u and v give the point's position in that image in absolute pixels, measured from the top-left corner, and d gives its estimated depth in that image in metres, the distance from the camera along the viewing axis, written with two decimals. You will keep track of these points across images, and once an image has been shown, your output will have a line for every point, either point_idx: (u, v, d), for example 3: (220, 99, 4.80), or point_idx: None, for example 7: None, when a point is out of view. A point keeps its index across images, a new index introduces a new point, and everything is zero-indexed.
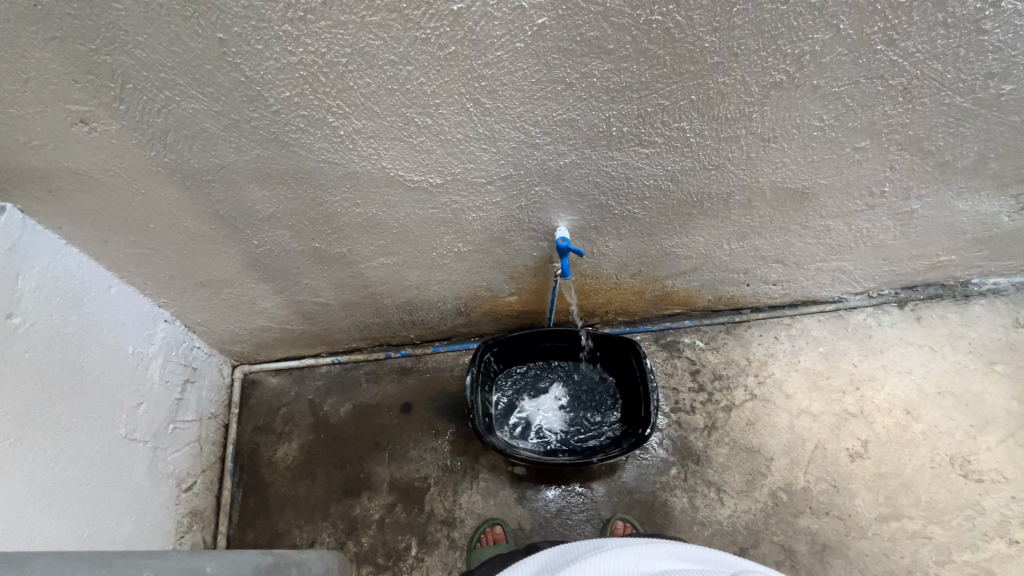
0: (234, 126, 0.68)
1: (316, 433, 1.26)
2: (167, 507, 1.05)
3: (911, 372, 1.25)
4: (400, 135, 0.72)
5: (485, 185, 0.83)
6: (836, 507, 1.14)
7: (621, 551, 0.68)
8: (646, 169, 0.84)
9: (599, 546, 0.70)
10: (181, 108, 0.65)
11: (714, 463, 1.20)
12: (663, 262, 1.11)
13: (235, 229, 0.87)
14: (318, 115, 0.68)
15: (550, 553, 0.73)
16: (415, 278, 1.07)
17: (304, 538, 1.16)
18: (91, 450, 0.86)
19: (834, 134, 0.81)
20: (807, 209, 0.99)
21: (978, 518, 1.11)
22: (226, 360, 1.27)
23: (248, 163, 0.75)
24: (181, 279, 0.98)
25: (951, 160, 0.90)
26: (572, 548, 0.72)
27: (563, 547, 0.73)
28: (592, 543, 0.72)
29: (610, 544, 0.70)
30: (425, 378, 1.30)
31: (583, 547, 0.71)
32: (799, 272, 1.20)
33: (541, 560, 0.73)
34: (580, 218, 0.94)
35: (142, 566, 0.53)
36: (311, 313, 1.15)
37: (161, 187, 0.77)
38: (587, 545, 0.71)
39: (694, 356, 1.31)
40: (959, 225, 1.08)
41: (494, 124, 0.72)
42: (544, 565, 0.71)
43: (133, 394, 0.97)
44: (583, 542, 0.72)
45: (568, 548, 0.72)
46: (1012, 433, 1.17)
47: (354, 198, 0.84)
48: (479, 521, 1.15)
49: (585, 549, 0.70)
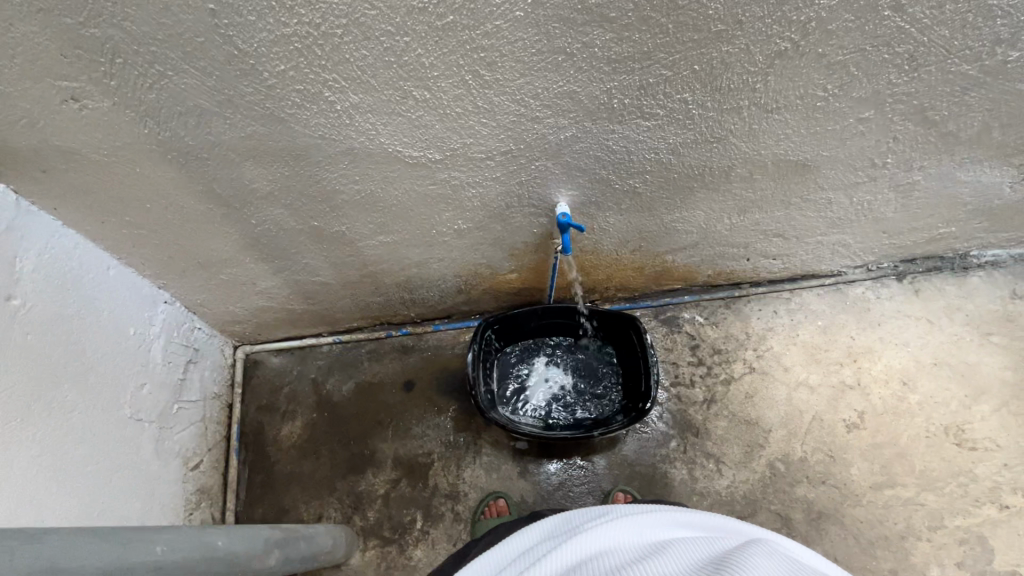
0: (229, 102, 0.67)
1: (319, 411, 1.27)
2: (175, 485, 1.06)
3: (908, 344, 1.26)
4: (398, 109, 0.71)
5: (485, 160, 0.82)
6: (832, 476, 1.17)
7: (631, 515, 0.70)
8: (648, 142, 0.83)
9: (607, 512, 0.72)
10: (174, 84, 0.64)
11: (713, 436, 1.22)
12: (664, 237, 1.10)
13: (232, 208, 0.86)
14: (314, 89, 0.67)
15: (558, 518, 0.74)
16: (415, 256, 1.07)
17: (311, 513, 1.18)
18: (98, 430, 0.87)
19: (838, 105, 0.80)
20: (808, 181, 0.98)
21: (970, 485, 1.13)
22: (228, 340, 1.28)
23: (243, 139, 0.73)
24: (179, 259, 0.97)
25: (954, 131, 0.90)
26: (579, 514, 0.73)
27: (569, 513, 0.74)
28: (600, 510, 0.73)
29: (618, 510, 0.72)
30: (426, 356, 1.30)
31: (592, 512, 0.73)
32: (799, 246, 1.20)
33: (549, 525, 0.73)
34: (581, 193, 0.93)
35: (156, 539, 0.53)
36: (311, 293, 1.14)
37: (156, 165, 0.76)
38: (596, 511, 0.73)
39: (693, 331, 1.31)
40: (961, 197, 1.07)
41: (494, 97, 0.71)
42: (553, 530, 0.72)
43: (137, 375, 0.98)
44: (591, 509, 0.74)
45: (577, 513, 0.74)
46: (1006, 402, 1.19)
47: (353, 175, 0.83)
48: (483, 495, 1.17)
49: (594, 514, 0.72)
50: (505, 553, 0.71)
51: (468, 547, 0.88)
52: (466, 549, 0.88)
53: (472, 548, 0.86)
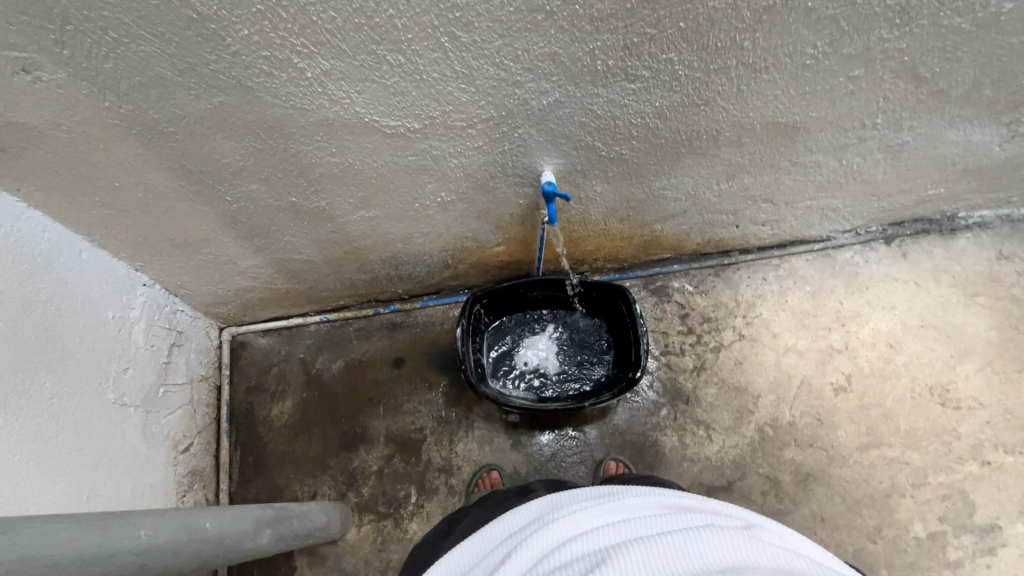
0: (192, 71, 0.64)
1: (309, 390, 1.27)
2: (166, 468, 1.06)
3: (895, 307, 1.27)
4: (372, 75, 0.68)
5: (465, 129, 0.80)
6: (820, 438, 1.18)
7: (640, 499, 0.61)
8: (634, 106, 0.81)
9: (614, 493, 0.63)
10: (131, 52, 0.60)
11: (703, 403, 1.23)
12: (652, 205, 1.08)
13: (206, 185, 0.83)
14: (282, 55, 0.63)
15: (559, 493, 0.66)
16: (399, 231, 1.05)
17: (305, 491, 1.19)
18: (80, 417, 0.86)
19: (828, 62, 0.78)
20: (797, 144, 0.96)
21: (954, 443, 1.15)
22: (212, 322, 1.26)
23: (212, 112, 0.70)
24: (154, 239, 0.94)
25: (945, 88, 0.88)
26: (580, 491, 0.65)
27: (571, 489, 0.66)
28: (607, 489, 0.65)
29: (625, 491, 0.63)
30: (416, 332, 1.29)
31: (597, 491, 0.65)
32: (788, 212, 1.19)
33: (547, 497, 0.65)
34: (566, 161, 0.91)
35: (140, 523, 0.53)
36: (295, 271, 1.12)
37: (120, 140, 0.72)
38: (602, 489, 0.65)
39: (683, 300, 1.31)
40: (950, 157, 1.06)
41: (472, 60, 0.68)
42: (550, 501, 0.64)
43: (119, 359, 0.96)
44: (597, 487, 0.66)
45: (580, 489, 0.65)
46: (990, 361, 1.20)
47: (329, 147, 0.80)
48: (476, 468, 1.18)
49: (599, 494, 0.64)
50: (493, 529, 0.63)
51: (458, 516, 0.87)
52: (456, 518, 0.87)
53: (462, 518, 0.85)
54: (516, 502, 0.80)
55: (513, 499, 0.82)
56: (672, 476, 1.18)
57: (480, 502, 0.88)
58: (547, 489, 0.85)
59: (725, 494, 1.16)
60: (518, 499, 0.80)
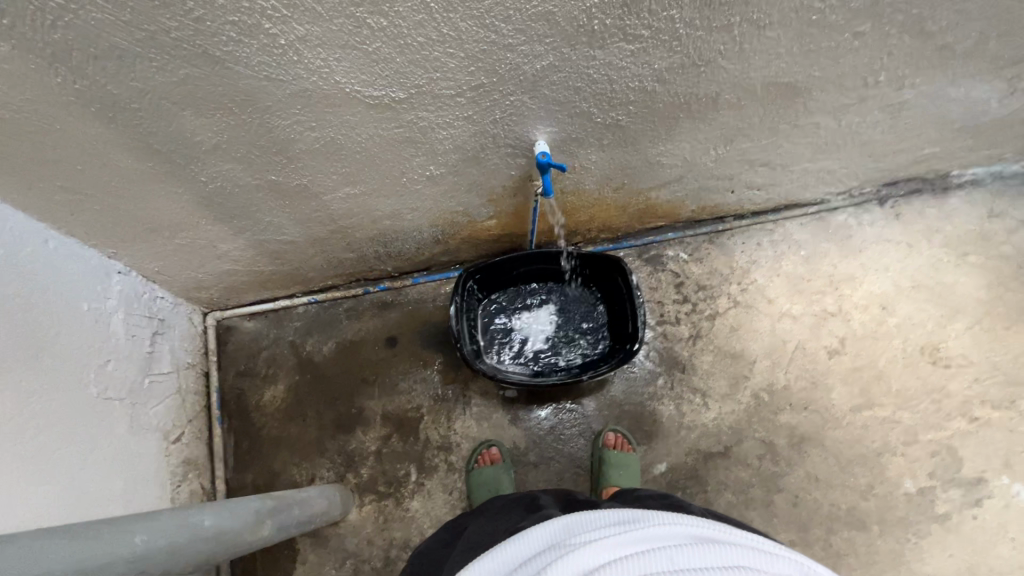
0: (152, 40, 0.58)
1: (301, 373, 1.24)
2: (159, 460, 1.03)
3: (888, 269, 1.26)
4: (352, 41, 0.62)
5: (454, 97, 0.75)
6: (814, 401, 1.20)
7: (663, 530, 0.59)
8: (632, 69, 0.76)
9: (636, 519, 0.61)
10: (81, 21, 0.54)
11: (699, 371, 1.23)
12: (648, 172, 1.05)
13: (176, 164, 0.78)
14: (252, 20, 0.57)
15: (579, 515, 0.64)
16: (386, 208, 1.00)
17: (303, 474, 1.18)
18: (62, 413, 0.82)
19: (835, 17, 0.74)
20: (797, 105, 0.93)
21: (943, 401, 1.18)
22: (195, 308, 1.21)
23: (177, 85, 0.64)
24: (125, 224, 0.88)
25: (950, 43, 0.85)
26: (601, 517, 0.63)
27: (590, 511, 0.64)
28: (629, 514, 0.63)
29: (648, 518, 0.61)
30: (408, 310, 1.26)
31: (619, 517, 0.63)
32: (784, 175, 1.16)
33: (568, 520, 0.63)
34: (560, 129, 0.87)
35: (133, 530, 0.50)
36: (279, 253, 1.08)
37: (79, 120, 0.66)
38: (624, 515, 0.63)
39: (678, 269, 1.29)
40: (949, 115, 1.04)
41: (460, 22, 0.63)
42: (570, 527, 0.62)
43: (99, 352, 0.92)
44: (618, 511, 0.64)
45: (601, 512, 0.64)
46: (980, 319, 1.22)
47: (308, 120, 0.74)
48: (475, 444, 1.18)
49: (621, 520, 0.62)
50: (510, 552, 0.61)
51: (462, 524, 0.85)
52: (461, 526, 0.85)
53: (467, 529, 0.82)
54: (524, 517, 0.76)
55: (522, 512, 0.78)
56: (670, 444, 1.19)
57: (485, 511, 0.85)
58: (557, 506, 0.80)
59: (723, 459, 1.17)
60: (527, 515, 0.76)
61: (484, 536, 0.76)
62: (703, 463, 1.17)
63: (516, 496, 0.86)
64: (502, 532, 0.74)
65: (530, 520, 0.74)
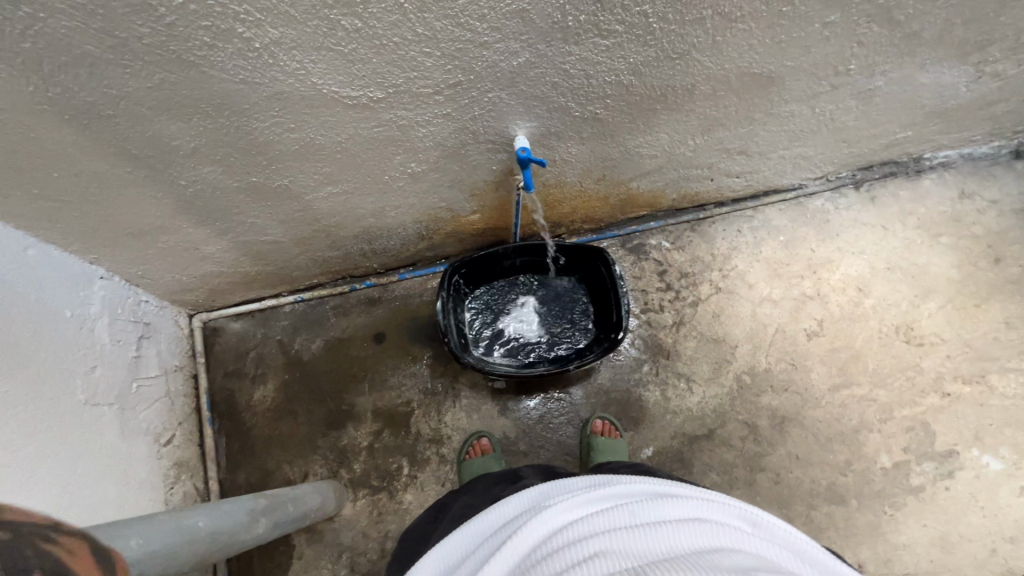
0: (123, 46, 0.57)
1: (290, 372, 1.25)
2: (151, 463, 1.04)
3: (864, 252, 1.30)
4: (327, 42, 0.62)
5: (432, 95, 0.75)
6: (794, 382, 1.23)
7: (628, 488, 0.62)
8: (607, 63, 0.77)
9: (606, 483, 0.64)
10: (51, 29, 0.53)
11: (683, 356, 1.25)
12: (628, 163, 1.06)
13: (155, 169, 0.77)
14: (225, 24, 0.57)
15: (554, 483, 0.67)
16: (369, 205, 1.00)
17: (296, 472, 1.19)
18: (50, 419, 0.82)
19: (804, 8, 0.75)
20: (772, 94, 0.94)
21: (917, 378, 1.22)
22: (180, 310, 1.21)
23: (152, 91, 0.64)
24: (105, 230, 0.88)
25: (917, 31, 0.86)
26: (574, 482, 0.66)
27: (564, 479, 0.67)
28: (600, 479, 0.66)
29: (617, 480, 0.65)
30: (395, 306, 1.27)
31: (589, 481, 0.66)
32: (762, 162, 1.18)
33: (543, 486, 0.66)
34: (539, 124, 0.88)
35: (129, 534, 0.51)
36: (263, 253, 1.08)
37: (53, 128, 0.65)
38: (595, 480, 0.66)
39: (661, 257, 1.31)
40: (919, 100, 1.06)
41: (435, 21, 0.63)
42: (545, 490, 0.65)
43: (85, 358, 0.92)
44: (590, 476, 0.67)
45: (573, 479, 0.67)
46: (952, 299, 1.25)
47: (287, 122, 0.74)
48: (466, 436, 1.19)
49: (591, 483, 0.65)
50: (488, 517, 0.64)
51: (448, 502, 0.87)
52: (447, 504, 0.87)
53: (452, 505, 0.84)
54: (505, 488, 0.79)
55: (502, 485, 0.81)
56: (656, 429, 1.22)
57: (470, 488, 0.87)
58: (537, 476, 0.83)
59: (707, 442, 1.20)
60: (505, 488, 0.79)
61: (470, 508, 0.78)
62: (689, 446, 1.20)
63: (500, 472, 0.89)
64: (486, 502, 0.76)
65: (508, 491, 0.77)
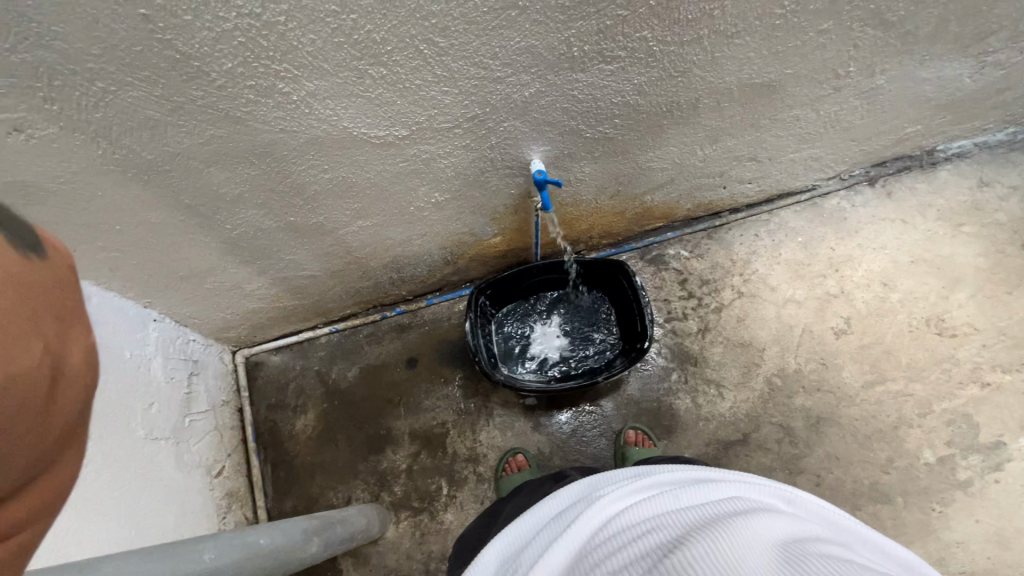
0: (180, 108, 0.65)
1: (329, 400, 1.29)
2: (204, 493, 1.09)
3: (885, 247, 1.30)
4: (356, 90, 0.69)
5: (452, 129, 0.81)
6: (826, 381, 1.23)
7: (671, 476, 0.66)
8: (613, 86, 0.82)
9: (650, 473, 0.67)
10: (119, 99, 0.61)
11: (711, 362, 1.26)
12: (640, 177, 1.10)
13: (205, 216, 0.84)
14: (267, 82, 0.64)
15: (599, 474, 0.70)
16: (397, 236, 1.06)
17: (340, 497, 1.22)
18: (116, 454, 0.88)
19: (797, 20, 0.79)
20: (775, 101, 0.98)
21: (954, 369, 1.20)
22: (224, 347, 1.28)
23: (202, 146, 0.71)
24: (159, 275, 0.95)
25: (913, 30, 0.90)
26: (618, 472, 0.69)
27: (608, 471, 0.70)
28: (642, 469, 0.70)
29: (659, 469, 0.68)
30: (425, 330, 1.32)
31: (632, 471, 0.69)
32: (772, 167, 1.21)
33: (589, 479, 0.69)
34: (552, 148, 0.93)
35: (203, 548, 0.55)
36: (300, 287, 1.14)
37: (118, 185, 0.73)
38: (637, 469, 0.69)
39: (680, 266, 1.34)
40: (924, 95, 1.08)
41: (452, 63, 0.69)
42: (592, 483, 0.68)
43: (144, 396, 0.98)
44: (631, 468, 0.70)
45: (617, 470, 0.69)
46: (982, 287, 1.24)
47: (322, 164, 0.81)
48: (502, 453, 1.22)
49: (635, 473, 0.68)
50: (541, 509, 0.67)
51: (491, 512, 0.89)
52: (490, 513, 0.89)
53: (494, 514, 0.86)
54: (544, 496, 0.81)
55: (541, 489, 0.83)
56: (690, 436, 1.22)
57: (511, 495, 0.89)
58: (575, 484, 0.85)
59: (743, 446, 1.20)
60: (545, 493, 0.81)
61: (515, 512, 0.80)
62: (724, 451, 1.20)
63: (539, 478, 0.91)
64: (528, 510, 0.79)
65: None
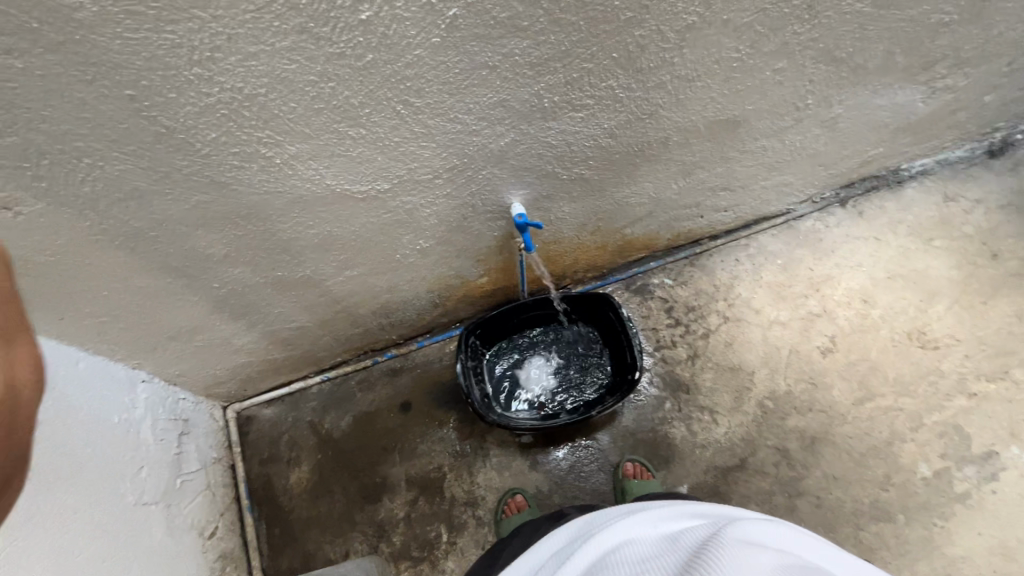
0: (166, 178, 0.66)
1: (323, 451, 1.28)
2: (196, 557, 1.06)
3: (861, 265, 1.34)
4: (338, 150, 0.72)
5: (433, 180, 0.84)
6: (817, 401, 1.24)
7: (664, 510, 0.67)
8: (585, 131, 0.86)
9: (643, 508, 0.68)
10: (106, 173, 0.63)
11: (703, 388, 1.27)
12: (619, 212, 1.13)
13: (192, 276, 0.85)
14: (251, 149, 0.67)
15: (595, 512, 0.71)
16: (385, 283, 1.08)
17: (338, 551, 1.19)
18: (103, 524, 0.86)
19: (752, 62, 0.85)
20: (742, 134, 1.02)
21: (940, 381, 1.22)
22: (215, 403, 1.26)
23: (189, 211, 0.73)
24: (147, 337, 0.95)
25: (862, 63, 0.95)
26: (614, 508, 0.70)
27: (604, 508, 0.71)
28: (637, 505, 0.70)
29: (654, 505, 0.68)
30: (417, 374, 1.32)
31: (627, 507, 0.70)
32: (745, 195, 1.25)
33: (584, 517, 0.70)
34: (531, 191, 0.96)
35: None
36: (289, 339, 1.14)
37: (105, 253, 0.74)
38: (633, 505, 0.70)
39: (665, 295, 1.36)
40: (881, 120, 1.14)
41: (428, 120, 0.72)
42: (587, 520, 0.69)
43: (133, 460, 0.97)
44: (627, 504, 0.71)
45: (612, 507, 0.70)
46: (958, 298, 1.28)
47: (306, 221, 0.83)
48: (500, 495, 1.20)
49: (629, 509, 0.69)
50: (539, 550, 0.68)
51: (490, 556, 0.88)
52: (490, 557, 0.87)
53: (494, 559, 0.85)
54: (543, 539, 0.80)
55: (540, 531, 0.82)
56: (688, 465, 1.22)
57: (510, 537, 0.88)
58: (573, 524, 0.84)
59: (741, 472, 1.20)
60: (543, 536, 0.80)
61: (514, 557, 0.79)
62: (723, 478, 1.20)
63: (538, 518, 0.90)
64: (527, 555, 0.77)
65: None
